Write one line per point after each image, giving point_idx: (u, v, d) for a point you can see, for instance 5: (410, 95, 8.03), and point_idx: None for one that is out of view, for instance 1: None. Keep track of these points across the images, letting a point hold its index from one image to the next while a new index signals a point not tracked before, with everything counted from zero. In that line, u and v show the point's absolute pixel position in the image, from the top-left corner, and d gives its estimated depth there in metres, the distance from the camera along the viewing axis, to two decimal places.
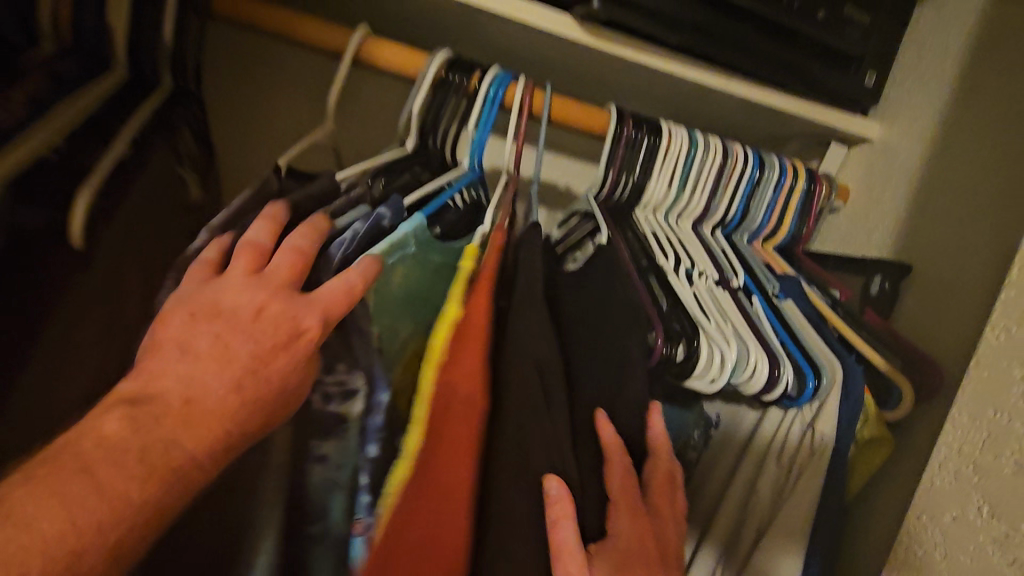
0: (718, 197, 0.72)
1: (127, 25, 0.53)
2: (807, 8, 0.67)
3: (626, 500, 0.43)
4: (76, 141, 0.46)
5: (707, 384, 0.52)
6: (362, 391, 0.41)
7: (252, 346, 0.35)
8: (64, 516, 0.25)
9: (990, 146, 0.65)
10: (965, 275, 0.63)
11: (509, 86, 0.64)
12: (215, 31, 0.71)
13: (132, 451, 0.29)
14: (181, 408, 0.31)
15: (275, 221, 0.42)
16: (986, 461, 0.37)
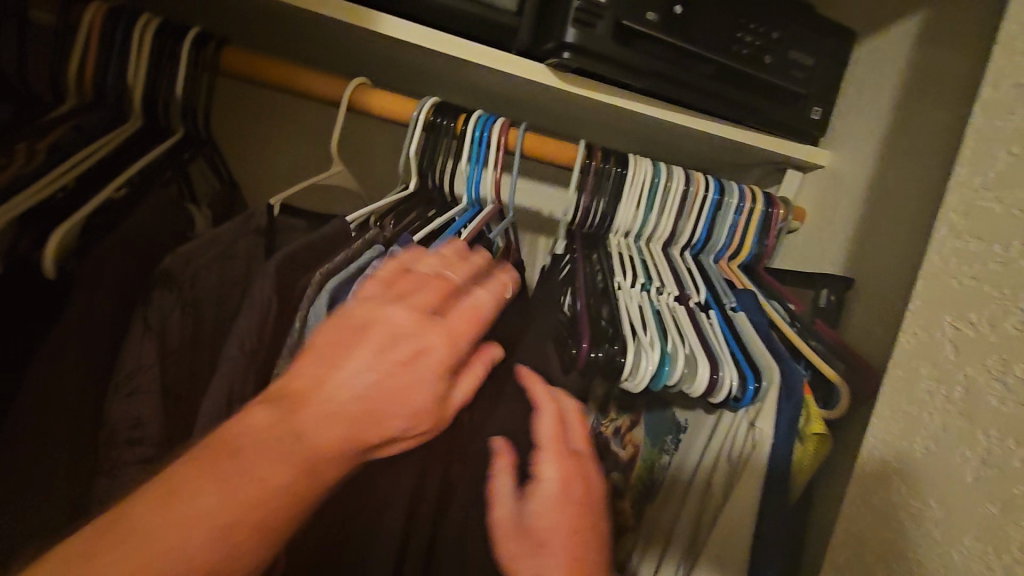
0: (683, 222, 0.79)
1: (142, 84, 0.60)
2: (754, 54, 0.75)
3: (555, 443, 0.45)
4: (85, 181, 0.55)
5: (633, 385, 0.60)
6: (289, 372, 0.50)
7: (386, 365, 0.37)
8: (210, 510, 0.30)
9: (916, 181, 0.72)
10: (891, 301, 0.71)
11: (491, 128, 0.72)
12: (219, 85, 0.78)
13: (281, 445, 0.33)
14: (319, 415, 0.34)
15: (438, 257, 0.48)
16: (904, 448, 0.43)
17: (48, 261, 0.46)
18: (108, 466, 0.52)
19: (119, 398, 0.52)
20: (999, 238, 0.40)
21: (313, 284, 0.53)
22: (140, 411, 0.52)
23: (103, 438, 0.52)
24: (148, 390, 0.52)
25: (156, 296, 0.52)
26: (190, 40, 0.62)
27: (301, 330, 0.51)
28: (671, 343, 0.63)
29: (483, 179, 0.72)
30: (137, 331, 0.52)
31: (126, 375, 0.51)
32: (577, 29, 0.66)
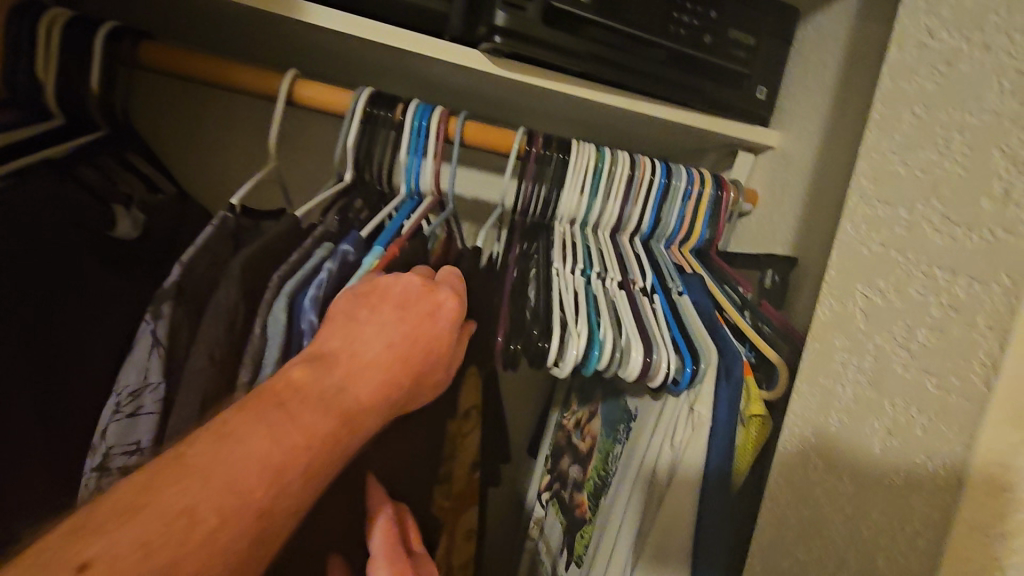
0: (630, 207, 0.78)
1: (53, 80, 0.59)
2: (693, 34, 0.73)
3: (388, 556, 0.41)
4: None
5: (554, 370, 0.59)
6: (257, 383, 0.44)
7: (406, 327, 0.44)
8: (260, 439, 0.32)
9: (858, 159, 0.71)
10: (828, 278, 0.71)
11: (430, 118, 0.69)
12: (153, 82, 0.76)
13: (328, 396, 0.37)
14: (357, 366, 0.40)
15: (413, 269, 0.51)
16: (822, 424, 0.41)
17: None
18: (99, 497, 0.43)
19: (118, 418, 0.43)
20: (905, 202, 0.38)
21: (270, 286, 0.47)
22: (142, 435, 0.43)
23: (94, 465, 0.43)
24: (153, 410, 0.44)
25: (170, 307, 0.45)
26: (105, 34, 0.61)
27: (261, 339, 0.45)
28: (609, 327, 0.62)
29: (423, 168, 0.69)
30: (144, 343, 0.44)
31: (130, 394, 0.44)
32: (508, 12, 0.65)
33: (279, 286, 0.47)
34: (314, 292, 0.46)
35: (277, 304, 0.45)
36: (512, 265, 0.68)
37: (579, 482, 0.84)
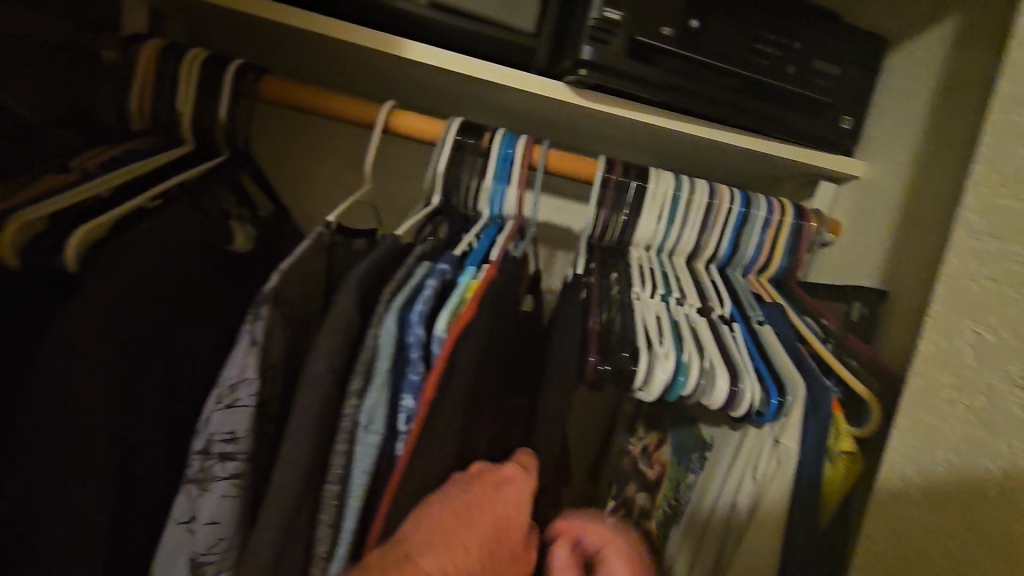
0: (706, 236, 0.78)
1: (190, 107, 0.67)
2: (776, 64, 0.73)
3: None
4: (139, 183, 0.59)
5: (641, 394, 0.60)
6: (365, 406, 0.47)
7: (476, 490, 0.47)
8: None
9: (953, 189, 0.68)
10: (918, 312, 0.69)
11: (514, 146, 0.72)
12: (261, 112, 0.84)
13: (393, 566, 0.42)
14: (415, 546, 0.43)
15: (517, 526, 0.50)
16: (926, 463, 0.40)
17: (69, 244, 0.45)
18: (198, 476, 0.46)
19: (219, 407, 0.46)
20: (1018, 238, 0.37)
21: (381, 303, 0.49)
22: (238, 424, 0.46)
23: (197, 447, 0.46)
24: (247, 404, 0.46)
25: (266, 311, 0.46)
26: (231, 70, 0.68)
27: (373, 349, 0.48)
28: (693, 353, 0.61)
29: (506, 194, 0.73)
30: (242, 343, 0.46)
31: (230, 387, 0.46)
32: (594, 47, 0.67)
33: (389, 302, 0.49)
34: (421, 307, 0.49)
35: (386, 320, 0.48)
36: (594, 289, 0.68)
37: (646, 509, 0.83)
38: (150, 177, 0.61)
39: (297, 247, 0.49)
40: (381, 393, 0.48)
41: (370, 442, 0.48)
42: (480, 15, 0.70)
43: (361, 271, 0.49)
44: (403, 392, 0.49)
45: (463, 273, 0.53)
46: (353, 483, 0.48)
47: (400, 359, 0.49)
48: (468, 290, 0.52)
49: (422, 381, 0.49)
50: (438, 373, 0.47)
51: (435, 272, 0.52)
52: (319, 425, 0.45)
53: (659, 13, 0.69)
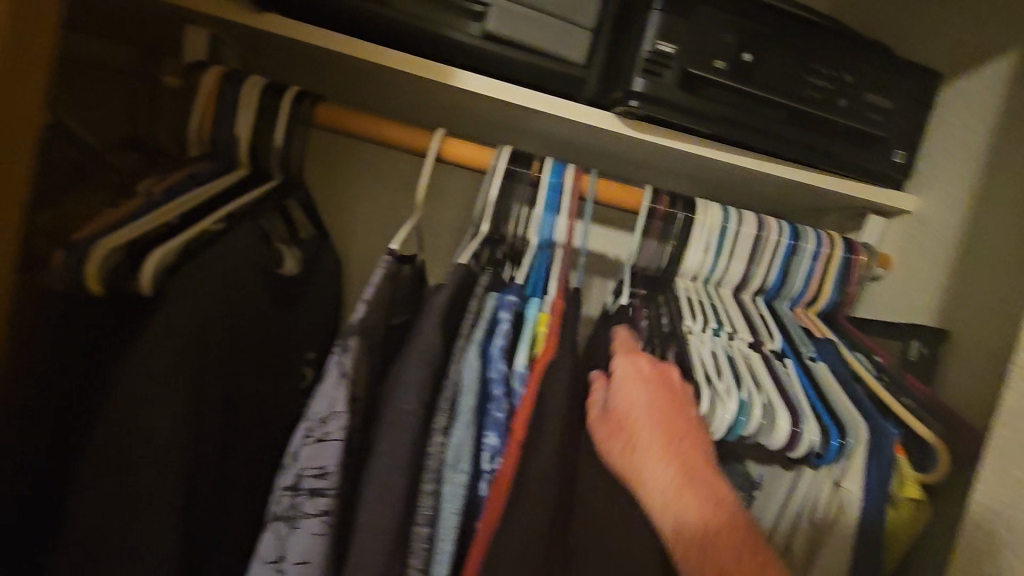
0: (755, 266, 0.77)
1: (247, 134, 0.69)
2: (828, 98, 0.73)
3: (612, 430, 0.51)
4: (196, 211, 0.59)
5: None
6: (453, 442, 0.46)
7: None
8: None
9: (1016, 226, 0.67)
10: (980, 351, 0.67)
11: (564, 176, 0.73)
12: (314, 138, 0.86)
13: None
14: None
15: None
16: (1016, 517, 0.38)
17: (144, 273, 0.49)
18: (287, 513, 0.44)
19: (308, 441, 0.44)
20: None
21: (462, 335, 0.50)
22: (329, 458, 0.44)
23: (286, 483, 0.44)
24: (337, 438, 0.44)
25: (355, 342, 0.46)
26: (288, 98, 0.69)
27: (457, 385, 0.47)
28: (752, 391, 0.61)
29: (556, 223, 0.73)
30: (331, 375, 0.45)
31: (319, 420, 0.44)
32: (645, 78, 0.68)
33: (469, 335, 0.50)
34: (501, 342, 0.50)
35: (468, 352, 0.49)
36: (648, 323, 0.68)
37: None
38: (207, 203, 0.61)
39: (371, 276, 0.49)
40: (466, 431, 0.47)
41: (458, 482, 0.46)
42: (533, 47, 0.71)
43: (440, 302, 0.48)
44: (486, 429, 0.48)
45: (529, 304, 0.54)
46: (443, 526, 0.46)
47: (483, 396, 0.48)
48: (541, 324, 0.53)
49: (508, 418, 0.48)
50: (532, 403, 0.47)
51: (503, 303, 0.52)
52: (410, 458, 0.44)
53: (712, 46, 0.69)
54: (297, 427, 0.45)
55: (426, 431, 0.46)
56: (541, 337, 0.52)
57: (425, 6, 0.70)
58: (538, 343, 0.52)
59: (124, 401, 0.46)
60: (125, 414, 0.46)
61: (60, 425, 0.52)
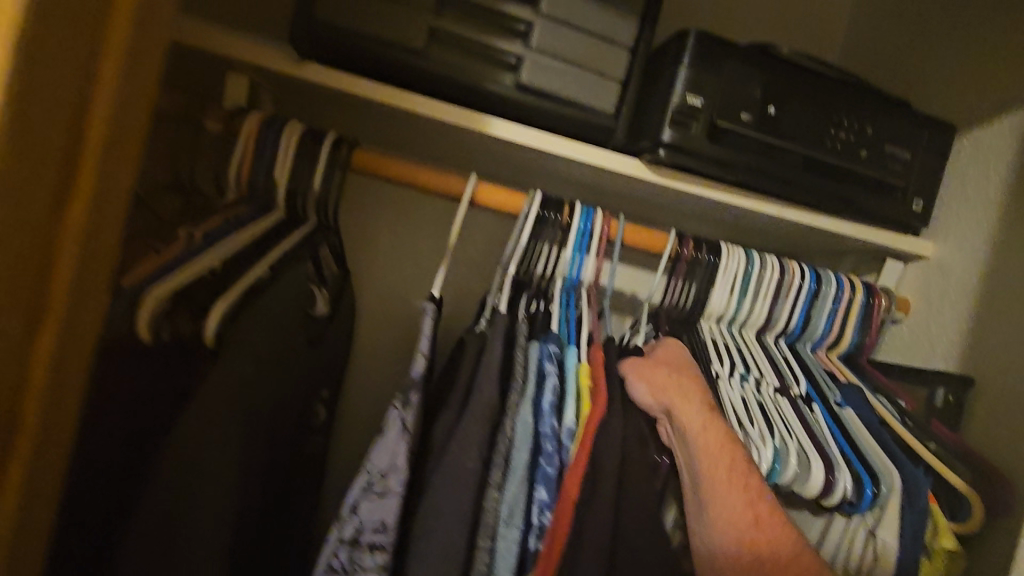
0: (779, 308, 0.78)
1: (286, 179, 0.70)
2: (849, 149, 0.75)
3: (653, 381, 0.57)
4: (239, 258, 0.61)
5: None
6: (507, 496, 0.50)
7: None
8: None
9: None
10: (1007, 399, 0.68)
11: (594, 220, 0.74)
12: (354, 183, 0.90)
13: None
14: None
15: None
16: None
17: (209, 327, 0.52)
18: (348, 565, 0.47)
19: (368, 495, 0.48)
20: None
21: (516, 389, 0.54)
22: (387, 514, 0.47)
23: (345, 537, 0.47)
24: (397, 492, 0.48)
25: (416, 398, 0.50)
26: (328, 144, 0.71)
27: (511, 440, 0.52)
28: (783, 438, 0.62)
29: (585, 264, 0.74)
30: (392, 431, 0.49)
31: (380, 474, 0.48)
32: (674, 129, 0.70)
33: (523, 392, 0.54)
34: (551, 398, 0.54)
35: (522, 409, 0.53)
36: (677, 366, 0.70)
37: None
38: (249, 248, 0.63)
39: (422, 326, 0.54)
40: (519, 485, 0.50)
41: (511, 537, 0.49)
42: (564, 97, 0.73)
43: (496, 349, 0.55)
44: (537, 483, 0.51)
45: (568, 354, 0.59)
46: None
47: (535, 451, 0.52)
48: (582, 375, 0.57)
49: (557, 473, 0.51)
50: (589, 449, 0.51)
51: (547, 354, 0.58)
52: (469, 516, 0.47)
53: (738, 100, 0.72)
54: (357, 483, 0.48)
55: (481, 485, 0.49)
56: (585, 389, 0.56)
57: (462, 57, 0.72)
58: (583, 395, 0.56)
59: (179, 452, 0.46)
60: (180, 466, 0.46)
61: (108, 474, 0.53)
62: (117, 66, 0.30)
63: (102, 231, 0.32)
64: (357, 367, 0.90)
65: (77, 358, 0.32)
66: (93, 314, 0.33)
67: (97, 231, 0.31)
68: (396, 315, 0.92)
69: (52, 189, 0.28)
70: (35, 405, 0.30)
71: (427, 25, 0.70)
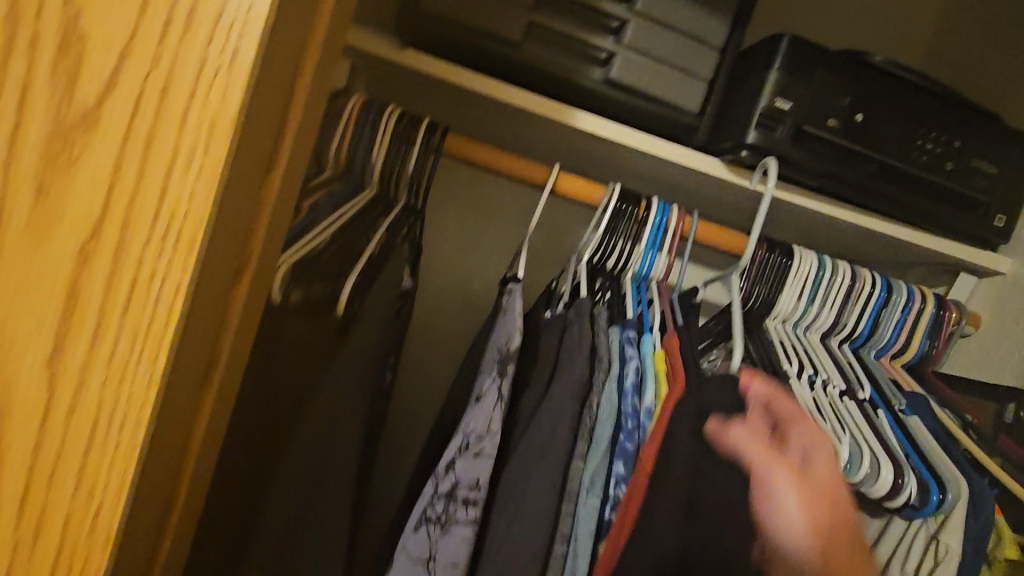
0: (847, 312, 0.79)
1: (383, 160, 0.75)
2: (934, 161, 0.75)
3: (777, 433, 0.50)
4: (344, 235, 0.68)
5: None
6: (591, 467, 0.54)
7: None
8: None
9: None
10: None
11: (669, 217, 0.76)
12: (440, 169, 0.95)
13: None
14: None
15: None
16: None
17: (342, 296, 0.61)
18: (442, 517, 0.52)
19: (466, 455, 0.52)
20: None
21: (598, 368, 0.58)
22: (481, 473, 0.52)
23: (443, 490, 0.52)
24: (491, 455, 0.52)
25: (512, 368, 0.55)
26: (424, 129, 0.75)
27: (597, 413, 0.56)
28: (847, 437, 0.63)
29: (657, 261, 0.76)
30: (491, 397, 0.54)
31: (476, 437, 0.53)
32: (759, 132, 0.72)
33: (607, 371, 0.58)
34: (632, 378, 0.59)
35: (607, 387, 0.58)
36: (751, 362, 0.73)
37: None
38: (347, 227, 0.69)
39: (511, 303, 0.60)
40: (601, 458, 0.55)
41: (591, 504, 0.53)
42: (652, 95, 0.76)
43: (580, 332, 0.58)
44: (616, 457, 0.56)
45: (646, 341, 0.63)
46: (578, 544, 0.52)
47: (616, 427, 0.56)
48: (659, 360, 0.61)
49: (637, 449, 0.56)
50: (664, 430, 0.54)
51: (626, 339, 0.62)
52: (555, 484, 0.52)
53: (826, 106, 0.73)
54: (457, 442, 0.53)
55: (567, 456, 0.53)
56: (662, 372, 0.60)
57: (558, 53, 0.75)
58: (660, 378, 0.60)
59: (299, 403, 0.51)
60: None
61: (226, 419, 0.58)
62: (314, 58, 0.34)
63: (285, 196, 0.37)
64: (429, 342, 0.96)
65: (252, 308, 0.37)
66: (267, 265, 0.37)
67: (278, 197, 0.36)
68: (469, 294, 0.96)
69: (267, 153, 0.32)
70: (225, 346, 0.35)
71: (527, 20, 0.73)
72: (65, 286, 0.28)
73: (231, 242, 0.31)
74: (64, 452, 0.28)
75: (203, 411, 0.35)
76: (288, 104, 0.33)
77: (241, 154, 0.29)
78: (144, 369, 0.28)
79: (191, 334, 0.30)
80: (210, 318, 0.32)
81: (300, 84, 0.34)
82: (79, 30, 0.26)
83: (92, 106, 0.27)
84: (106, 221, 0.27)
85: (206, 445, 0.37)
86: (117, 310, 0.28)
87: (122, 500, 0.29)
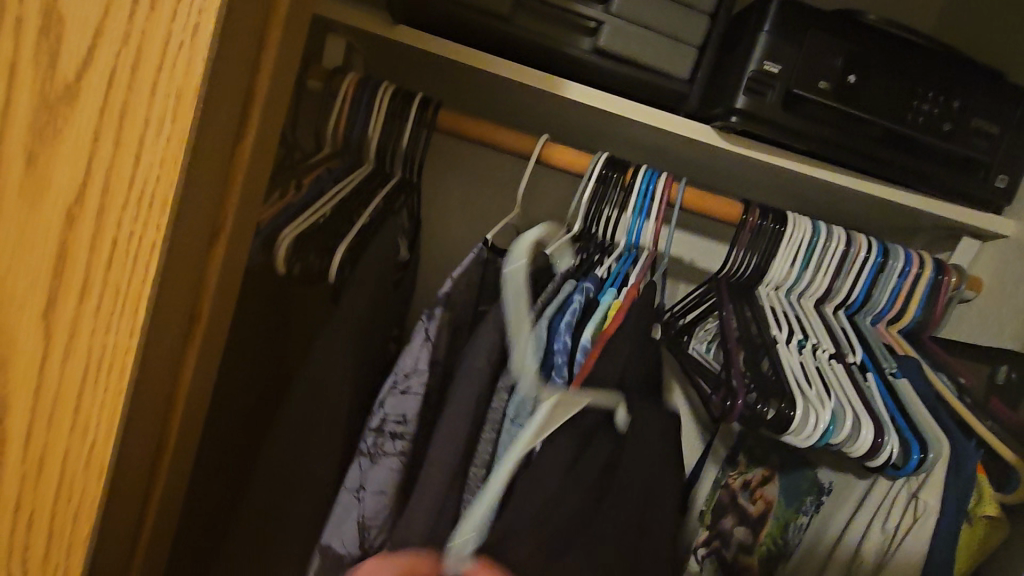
0: (839, 281, 0.78)
1: (377, 136, 0.76)
2: (931, 122, 0.74)
3: None
4: (342, 211, 0.71)
5: (798, 439, 0.62)
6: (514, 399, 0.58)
7: None
8: None
9: None
10: None
11: (656, 182, 0.76)
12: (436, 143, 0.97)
13: None
14: None
15: None
16: None
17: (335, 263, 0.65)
18: (371, 449, 0.57)
19: (395, 392, 0.58)
20: None
21: (538, 309, 0.63)
22: (408, 409, 0.57)
23: (373, 425, 0.57)
24: (417, 392, 0.58)
25: (439, 313, 0.60)
26: (416, 105, 0.76)
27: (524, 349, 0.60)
28: (827, 399, 0.64)
29: (644, 228, 0.75)
30: (418, 338, 0.59)
31: (405, 375, 0.58)
32: (748, 96, 0.71)
33: (543, 311, 0.63)
34: (568, 318, 0.62)
35: (539, 323, 0.61)
36: (739, 326, 0.72)
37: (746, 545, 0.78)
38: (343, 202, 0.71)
39: (465, 258, 0.63)
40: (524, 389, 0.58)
41: (512, 433, 0.57)
42: (640, 63, 0.76)
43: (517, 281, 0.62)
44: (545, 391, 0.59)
45: (603, 293, 0.67)
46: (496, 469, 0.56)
47: (546, 362, 0.60)
48: (611, 310, 0.65)
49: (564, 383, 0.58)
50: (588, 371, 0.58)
51: (580, 288, 0.66)
52: (473, 416, 0.56)
53: (818, 69, 0.72)
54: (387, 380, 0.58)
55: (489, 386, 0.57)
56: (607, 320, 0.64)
57: (546, 24, 0.76)
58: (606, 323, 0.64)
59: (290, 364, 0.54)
60: None
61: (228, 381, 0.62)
62: (277, 32, 0.37)
63: (259, 162, 0.40)
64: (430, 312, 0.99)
65: (231, 267, 0.41)
66: (245, 226, 0.41)
67: (251, 165, 0.39)
68: None
69: (235, 121, 0.36)
70: (207, 299, 0.39)
71: None
72: (56, 246, 0.31)
73: (202, 204, 0.34)
74: (62, 391, 0.32)
75: (186, 361, 0.39)
76: (254, 75, 0.36)
77: (206, 122, 0.32)
78: (127, 318, 0.31)
79: (168, 287, 0.34)
80: (185, 275, 0.35)
81: (266, 58, 0.36)
82: (56, 12, 0.29)
83: (72, 81, 0.30)
84: (88, 184, 0.30)
85: (195, 391, 0.41)
86: (101, 265, 0.31)
87: (112, 431, 0.32)
